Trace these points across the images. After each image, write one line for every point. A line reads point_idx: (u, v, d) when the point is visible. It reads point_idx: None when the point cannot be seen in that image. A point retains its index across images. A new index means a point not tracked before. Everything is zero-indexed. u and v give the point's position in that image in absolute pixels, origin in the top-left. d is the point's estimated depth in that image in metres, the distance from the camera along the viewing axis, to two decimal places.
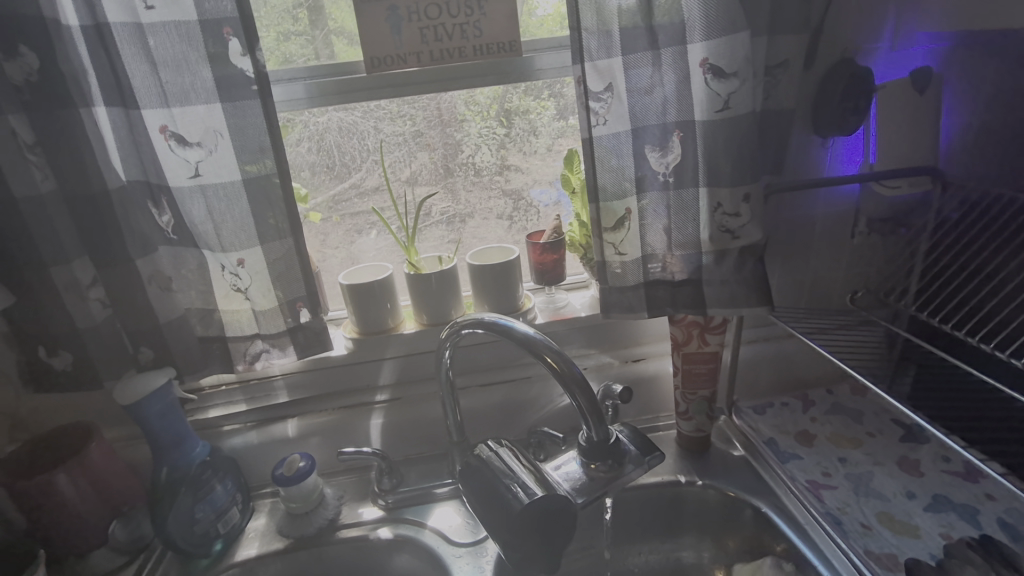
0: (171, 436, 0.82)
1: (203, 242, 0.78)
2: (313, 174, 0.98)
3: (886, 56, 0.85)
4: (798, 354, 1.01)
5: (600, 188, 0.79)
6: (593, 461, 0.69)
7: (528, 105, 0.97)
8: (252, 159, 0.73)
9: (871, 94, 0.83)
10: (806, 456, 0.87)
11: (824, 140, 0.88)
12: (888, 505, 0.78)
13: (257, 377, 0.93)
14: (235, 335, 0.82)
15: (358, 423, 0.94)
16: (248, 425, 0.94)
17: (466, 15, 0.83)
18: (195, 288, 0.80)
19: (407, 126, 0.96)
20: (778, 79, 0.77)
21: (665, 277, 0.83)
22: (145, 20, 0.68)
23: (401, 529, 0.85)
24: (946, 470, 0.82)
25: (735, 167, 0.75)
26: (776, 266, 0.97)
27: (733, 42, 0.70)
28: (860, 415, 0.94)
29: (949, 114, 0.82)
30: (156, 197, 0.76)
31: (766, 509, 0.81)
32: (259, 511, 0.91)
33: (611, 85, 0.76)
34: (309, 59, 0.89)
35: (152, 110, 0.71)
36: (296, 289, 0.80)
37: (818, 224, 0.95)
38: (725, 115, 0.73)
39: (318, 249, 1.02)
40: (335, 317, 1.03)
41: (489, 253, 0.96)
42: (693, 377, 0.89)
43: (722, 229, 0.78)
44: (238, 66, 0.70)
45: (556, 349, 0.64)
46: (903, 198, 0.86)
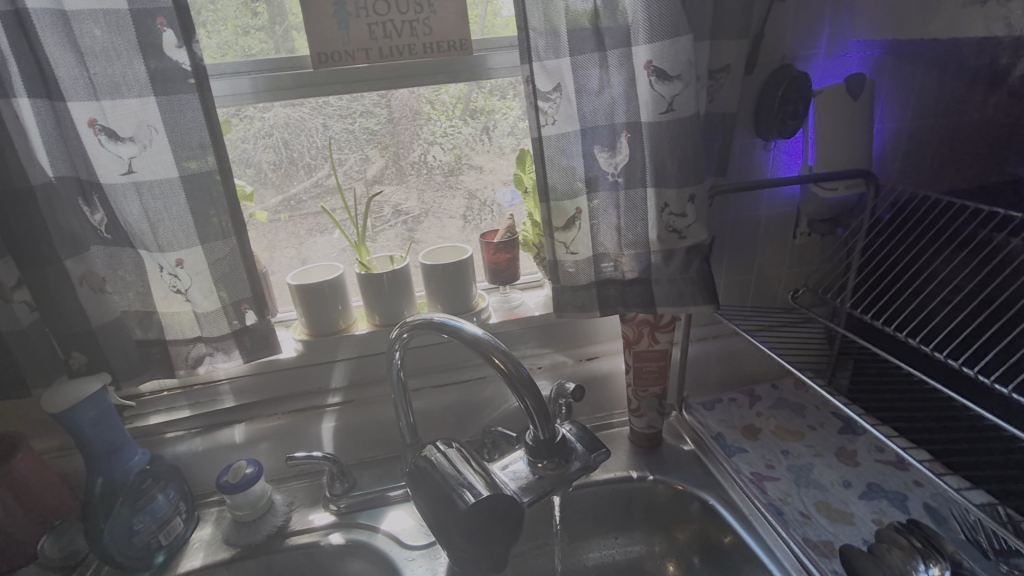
0: (105, 445, 0.78)
1: (139, 242, 0.74)
2: (260, 172, 0.95)
3: (824, 62, 0.89)
4: (745, 350, 1.04)
5: (550, 188, 0.80)
6: (540, 459, 0.69)
7: (493, 106, 0.97)
8: (191, 155, 0.71)
9: (809, 98, 0.86)
10: (751, 449, 0.90)
11: (766, 143, 0.91)
12: (826, 495, 0.82)
13: (201, 381, 0.90)
14: (176, 338, 0.79)
15: (311, 426, 0.93)
16: (192, 431, 0.91)
17: (415, 12, 0.82)
18: (134, 290, 0.77)
19: (359, 124, 0.94)
20: (720, 83, 0.80)
21: (616, 276, 0.85)
22: (70, 7, 0.64)
23: (352, 534, 0.84)
24: (880, 459, 0.87)
25: (680, 168, 0.76)
26: (725, 264, 0.99)
27: (677, 45, 0.71)
28: (803, 409, 0.98)
29: (881, 120, 0.86)
30: (87, 194, 0.72)
31: (713, 502, 0.83)
32: (204, 521, 0.88)
33: (560, 85, 0.76)
34: (264, 53, 0.86)
35: (79, 103, 0.67)
36: (241, 289, 0.78)
37: (763, 223, 0.97)
38: (670, 116, 0.74)
39: (267, 249, 0.99)
40: (284, 318, 1.00)
41: (442, 253, 0.96)
42: (643, 375, 0.91)
43: (669, 229, 0.79)
44: (173, 58, 0.67)
45: (504, 349, 0.64)
46: (841, 198, 0.89)
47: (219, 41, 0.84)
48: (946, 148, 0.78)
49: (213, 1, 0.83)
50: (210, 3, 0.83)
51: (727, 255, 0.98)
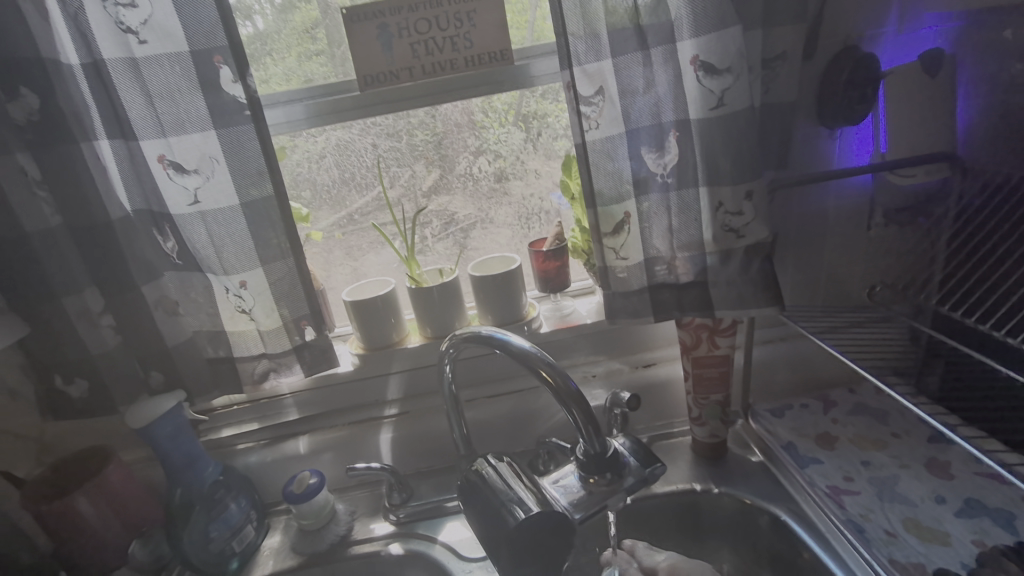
0: (183, 457, 0.83)
1: (206, 266, 0.79)
2: (314, 194, 0.99)
3: (893, 40, 0.81)
4: (816, 353, 0.98)
5: (597, 193, 0.78)
6: (591, 474, 0.67)
7: (546, 109, 0.96)
8: (251, 182, 0.74)
9: (878, 81, 0.80)
10: (827, 460, 0.83)
11: (831, 132, 0.84)
12: (916, 511, 0.74)
13: (266, 396, 0.95)
14: (242, 355, 0.83)
15: (369, 439, 0.95)
16: (261, 443, 0.96)
17: (455, 28, 0.82)
18: (205, 311, 0.81)
19: (404, 140, 0.96)
20: (776, 72, 0.75)
21: (671, 279, 0.81)
22: (139, 54, 0.69)
23: (411, 544, 0.85)
24: (978, 471, 0.78)
25: (735, 164, 0.72)
26: (788, 265, 0.93)
27: (724, 37, 0.67)
28: (885, 416, 0.90)
29: (964, 99, 0.77)
30: (159, 224, 0.77)
31: (784, 517, 0.79)
32: (274, 529, 0.91)
33: (602, 88, 0.74)
34: (326, 75, 0.90)
35: (149, 141, 0.73)
36: (300, 306, 0.81)
37: (832, 216, 0.90)
38: (720, 112, 0.70)
39: (323, 267, 1.03)
40: (340, 333, 1.03)
41: (491, 263, 0.96)
42: (704, 381, 0.86)
43: (726, 228, 0.76)
44: (231, 93, 0.71)
45: (551, 362, 0.63)
46: (919, 185, 0.83)
47: (284, 68, 0.89)
48: None
49: (277, 30, 0.87)
50: (275, 32, 0.87)
51: (791, 252, 0.92)
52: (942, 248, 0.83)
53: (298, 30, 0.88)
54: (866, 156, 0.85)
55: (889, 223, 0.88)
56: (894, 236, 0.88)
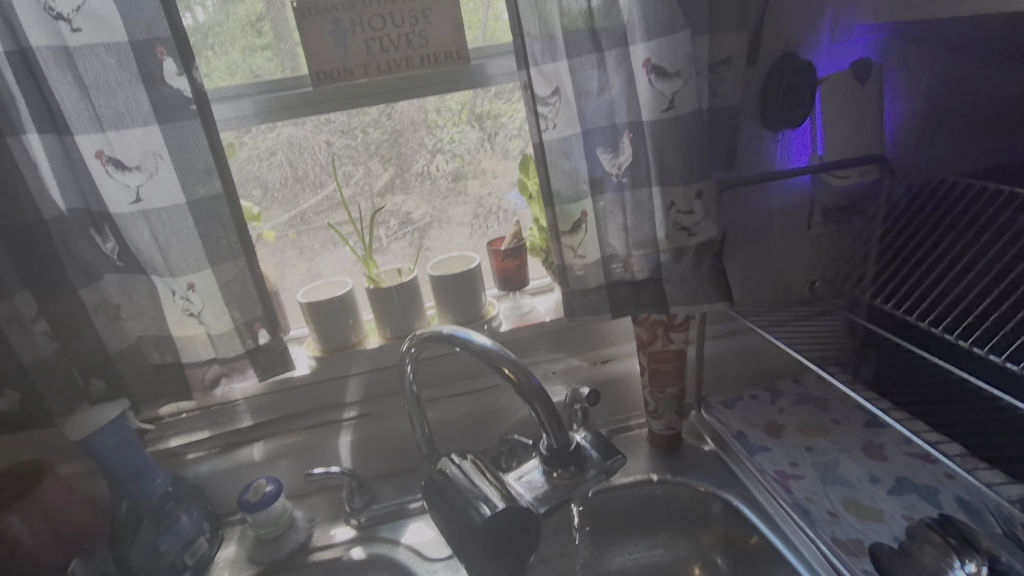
0: (128, 469, 0.80)
1: (150, 268, 0.75)
2: (265, 192, 0.96)
3: (828, 49, 0.86)
4: (763, 345, 1.03)
5: (554, 193, 0.79)
6: (555, 469, 0.69)
7: (499, 109, 0.97)
8: (197, 180, 0.72)
9: (815, 87, 0.85)
10: (774, 448, 0.88)
11: (773, 135, 0.90)
12: (854, 491, 0.79)
13: (218, 403, 0.91)
14: (191, 360, 0.80)
15: (328, 442, 0.93)
16: (212, 451, 0.92)
17: (411, 25, 0.82)
18: (150, 315, 0.78)
19: (359, 138, 0.95)
20: (722, 76, 0.78)
21: (626, 276, 0.84)
22: (72, 43, 0.65)
23: (374, 548, 0.84)
24: (908, 452, 0.84)
25: (684, 165, 0.75)
26: (736, 260, 0.99)
27: (674, 42, 0.70)
28: (825, 403, 0.96)
29: (892, 103, 0.83)
30: (98, 224, 0.73)
31: (736, 502, 0.83)
32: (228, 540, 0.88)
33: (558, 88, 0.75)
34: (273, 71, 0.88)
35: (85, 135, 0.69)
36: (253, 309, 0.78)
37: (776, 215, 0.96)
38: (671, 114, 0.73)
39: (277, 268, 1.00)
40: (296, 335, 1.01)
41: (450, 262, 0.96)
42: (660, 375, 0.89)
43: (678, 227, 0.78)
44: (175, 86, 0.68)
45: (513, 359, 0.64)
46: (854, 185, 0.88)
47: (227, 62, 0.86)
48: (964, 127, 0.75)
49: (219, 23, 0.84)
50: (216, 25, 0.84)
51: (740, 248, 0.98)
52: (875, 245, 0.88)
53: (242, 22, 0.85)
54: (805, 158, 0.90)
55: (827, 222, 0.93)
56: (832, 234, 0.93)
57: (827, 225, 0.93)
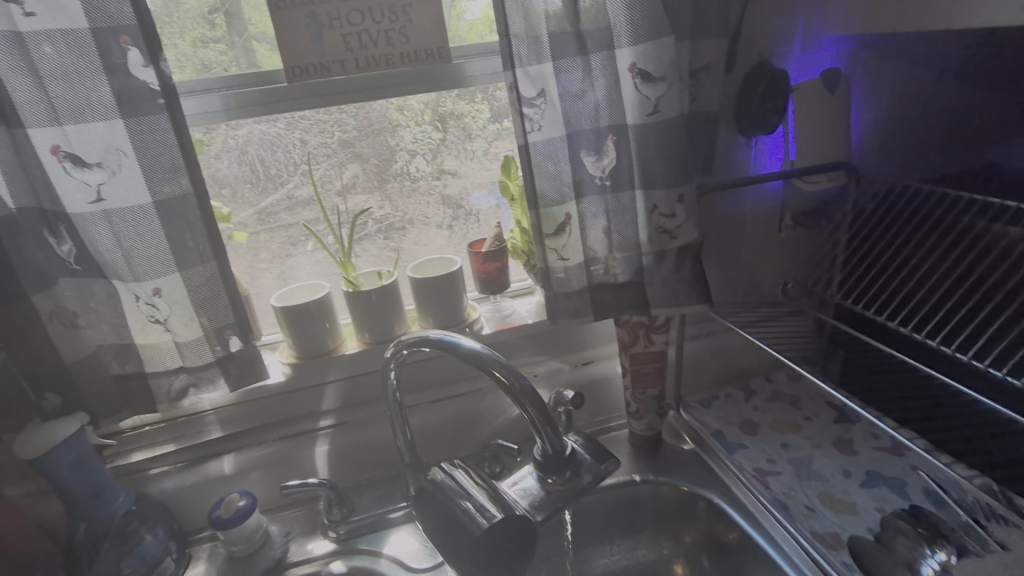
0: (87, 487, 0.75)
1: (112, 272, 0.70)
2: (236, 190, 0.91)
3: (800, 58, 0.89)
4: (737, 345, 1.05)
5: (539, 195, 0.79)
6: (550, 474, 0.68)
7: (462, 109, 0.95)
8: (164, 178, 0.67)
9: (788, 94, 0.89)
10: (751, 445, 0.91)
11: (748, 140, 0.92)
12: (828, 486, 0.82)
13: (185, 414, 0.86)
14: (157, 370, 0.75)
15: (304, 453, 0.89)
16: (179, 466, 0.87)
17: (391, 21, 0.80)
18: (108, 322, 0.73)
19: (335, 135, 0.92)
20: (702, 82, 0.80)
21: (608, 279, 0.84)
22: (25, 28, 0.61)
23: (355, 560, 0.81)
24: (876, 446, 0.88)
25: (668, 168, 0.76)
26: (712, 261, 0.99)
27: (659, 46, 0.71)
28: (797, 401, 0.99)
29: (858, 111, 0.86)
30: (52, 224, 0.68)
31: (718, 500, 0.84)
32: (197, 558, 0.83)
33: (543, 90, 0.75)
34: (226, 67, 0.83)
35: (40, 129, 0.64)
36: (224, 315, 0.74)
37: (749, 218, 0.97)
38: (655, 118, 0.74)
39: (247, 270, 0.96)
40: (269, 341, 0.97)
41: (430, 265, 0.94)
42: (641, 377, 0.90)
43: (660, 229, 0.79)
44: (140, 78, 0.64)
45: (505, 363, 0.63)
46: (823, 190, 0.92)
47: (176, 54, 0.81)
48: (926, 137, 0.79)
49: (168, 13, 0.80)
50: (167, 15, 0.80)
51: (715, 252, 0.98)
52: (841, 250, 0.92)
53: (194, 14, 0.81)
54: (777, 163, 0.94)
55: (797, 224, 0.96)
56: (801, 236, 0.96)
57: (796, 228, 0.96)
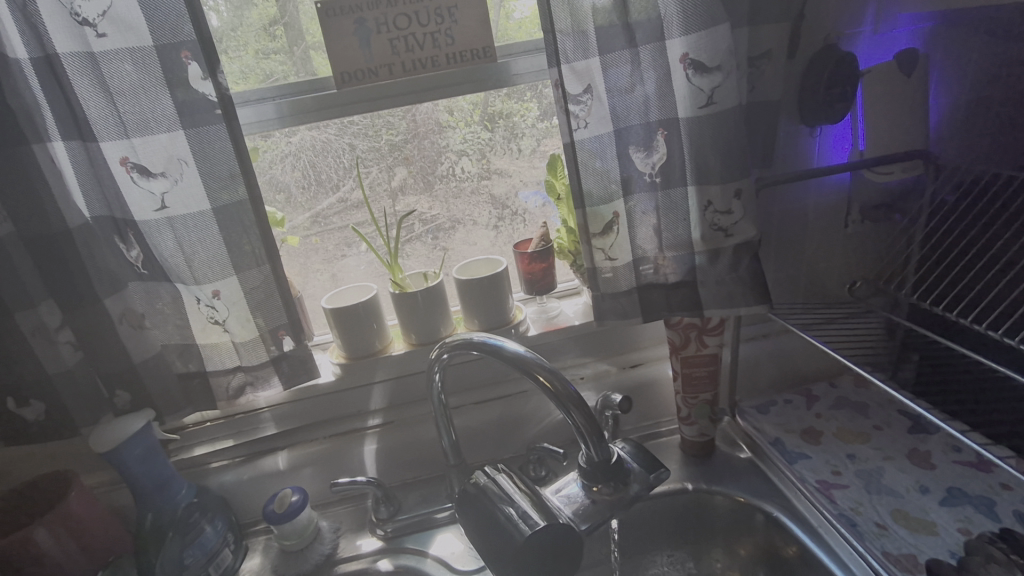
0: (153, 481, 0.78)
1: (175, 276, 0.74)
2: (289, 195, 0.94)
3: (870, 40, 0.82)
4: (798, 348, 0.99)
5: (585, 194, 0.77)
6: (596, 483, 0.66)
7: (511, 108, 0.94)
8: (222, 185, 0.70)
9: (857, 79, 0.81)
10: (814, 455, 0.85)
11: (812, 130, 0.86)
12: (902, 502, 0.76)
13: (242, 411, 0.90)
14: (216, 369, 0.79)
15: (353, 451, 0.91)
16: (236, 460, 0.91)
17: (437, 23, 0.80)
18: (172, 323, 0.76)
19: (384, 139, 0.93)
20: (761, 70, 0.76)
21: (658, 279, 0.81)
22: (98, 48, 0.64)
23: (401, 559, 0.82)
24: (958, 460, 0.80)
25: (723, 163, 0.72)
26: (771, 258, 0.94)
27: (715, 35, 0.67)
28: (866, 408, 0.92)
29: (934, 96, 0.79)
30: (123, 232, 0.72)
31: (777, 513, 0.79)
32: (253, 551, 0.87)
33: (590, 86, 0.73)
34: (284, 76, 0.86)
35: (111, 142, 0.67)
36: (277, 316, 0.76)
37: (812, 213, 0.91)
38: (710, 110, 0.70)
39: (300, 272, 0.99)
40: (320, 341, 0.99)
41: (476, 266, 0.93)
42: (693, 381, 0.86)
43: (714, 227, 0.75)
44: (200, 90, 0.67)
45: (549, 366, 0.61)
46: (895, 183, 0.85)
47: (241, 66, 0.84)
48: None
49: (234, 27, 0.83)
50: (232, 29, 0.83)
51: (774, 248, 0.93)
52: (917, 248, 0.84)
53: (256, 26, 0.84)
54: (844, 153, 0.87)
55: (866, 219, 0.90)
56: (870, 232, 0.90)
57: (865, 223, 0.90)
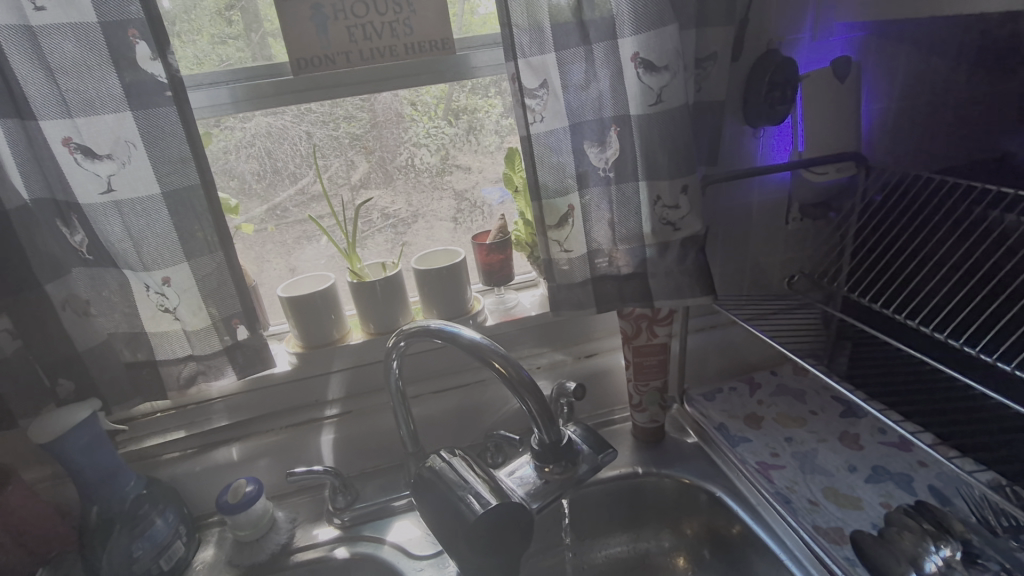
0: (101, 471, 0.76)
1: (122, 262, 0.72)
2: (244, 184, 0.93)
3: (809, 46, 0.88)
4: (743, 339, 1.04)
5: (541, 186, 0.79)
6: (547, 464, 0.69)
7: (475, 105, 0.96)
8: (173, 170, 0.69)
9: (796, 83, 0.85)
10: (755, 438, 0.90)
11: (755, 131, 0.91)
12: (832, 480, 0.81)
13: (194, 402, 0.88)
14: (166, 358, 0.77)
15: (310, 441, 0.91)
16: (188, 452, 0.89)
17: (395, 13, 0.80)
18: (120, 310, 0.74)
19: (342, 130, 0.93)
20: (707, 72, 0.79)
21: (612, 271, 0.84)
22: (36, 23, 0.62)
23: (358, 547, 0.82)
24: (883, 440, 0.87)
25: (671, 159, 0.75)
26: (717, 251, 0.99)
27: (663, 35, 0.70)
28: (803, 395, 0.98)
29: (869, 100, 0.85)
30: (66, 215, 0.70)
31: (720, 494, 0.84)
32: (207, 542, 0.86)
33: (546, 81, 0.75)
34: (240, 61, 0.84)
35: (52, 121, 0.65)
36: (231, 304, 0.75)
37: (755, 211, 0.97)
38: (659, 108, 0.73)
39: (255, 262, 0.98)
40: (276, 332, 0.98)
41: (435, 257, 0.94)
42: (644, 369, 0.90)
43: (663, 221, 0.79)
44: (149, 71, 0.65)
45: (503, 353, 0.63)
46: (830, 182, 0.89)
47: (195, 50, 0.82)
48: (959, 120, 0.75)
49: (187, 10, 0.82)
50: (184, 13, 0.81)
51: (721, 242, 0.98)
52: (849, 241, 0.89)
53: (210, 11, 0.82)
54: (786, 154, 0.92)
55: (804, 216, 0.96)
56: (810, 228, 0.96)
57: (803, 220, 0.96)
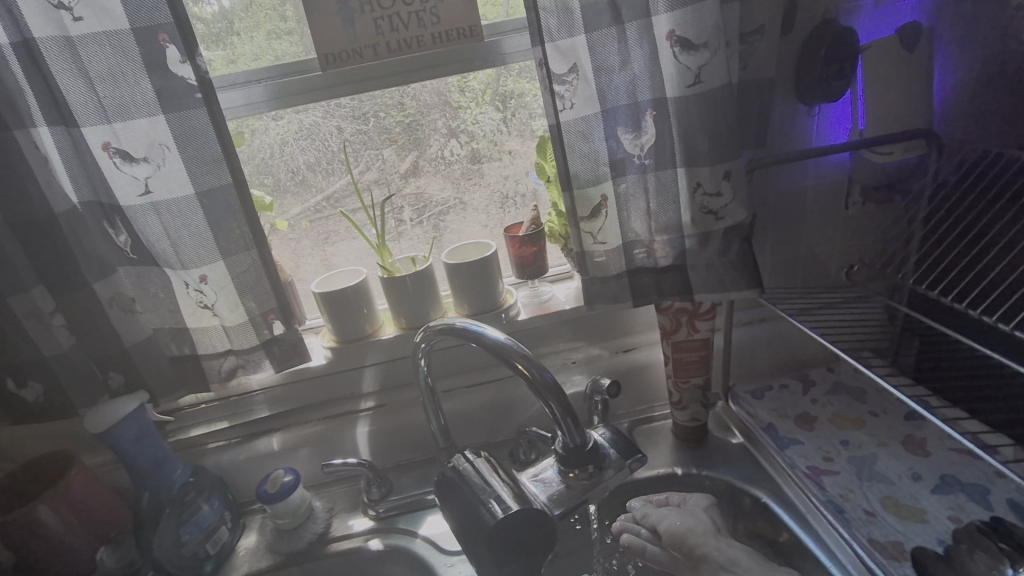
0: (148, 461, 0.80)
1: (163, 261, 0.74)
2: (277, 181, 0.94)
3: (872, 14, 0.77)
4: (795, 334, 0.97)
5: (573, 176, 0.75)
6: (571, 468, 0.66)
7: (523, 88, 0.92)
8: (205, 171, 0.70)
9: (857, 56, 0.77)
10: (806, 441, 0.84)
11: (810, 108, 0.82)
12: (893, 489, 0.75)
13: (235, 394, 0.91)
14: (208, 352, 0.79)
15: (346, 433, 0.92)
16: (233, 441, 0.93)
17: (421, 2, 0.78)
18: (165, 308, 0.77)
19: (370, 123, 0.92)
20: (754, 47, 0.73)
21: (650, 263, 0.79)
22: (74, 32, 0.64)
23: (392, 539, 0.83)
24: (952, 447, 0.79)
25: (712, 143, 0.70)
26: (766, 244, 0.91)
27: (701, 11, 0.65)
28: (862, 394, 0.91)
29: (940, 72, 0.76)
30: (111, 217, 0.73)
31: (765, 499, 0.79)
32: (250, 528, 0.89)
33: (576, 66, 0.71)
34: (297, 55, 0.85)
35: (92, 128, 0.67)
36: (268, 300, 0.77)
37: (811, 195, 0.88)
38: (697, 89, 0.68)
39: (291, 257, 0.99)
40: (311, 325, 1.00)
41: (465, 250, 0.93)
42: (685, 366, 0.85)
43: (704, 210, 0.74)
44: (179, 73, 0.66)
45: (528, 355, 0.61)
46: (898, 161, 0.81)
47: (253, 47, 0.84)
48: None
49: (245, 9, 0.83)
50: (242, 11, 0.83)
51: (771, 232, 0.90)
52: (919, 227, 0.81)
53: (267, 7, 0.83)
54: (845, 132, 0.83)
55: (867, 201, 0.86)
56: (873, 213, 0.86)
57: (866, 205, 0.86)
